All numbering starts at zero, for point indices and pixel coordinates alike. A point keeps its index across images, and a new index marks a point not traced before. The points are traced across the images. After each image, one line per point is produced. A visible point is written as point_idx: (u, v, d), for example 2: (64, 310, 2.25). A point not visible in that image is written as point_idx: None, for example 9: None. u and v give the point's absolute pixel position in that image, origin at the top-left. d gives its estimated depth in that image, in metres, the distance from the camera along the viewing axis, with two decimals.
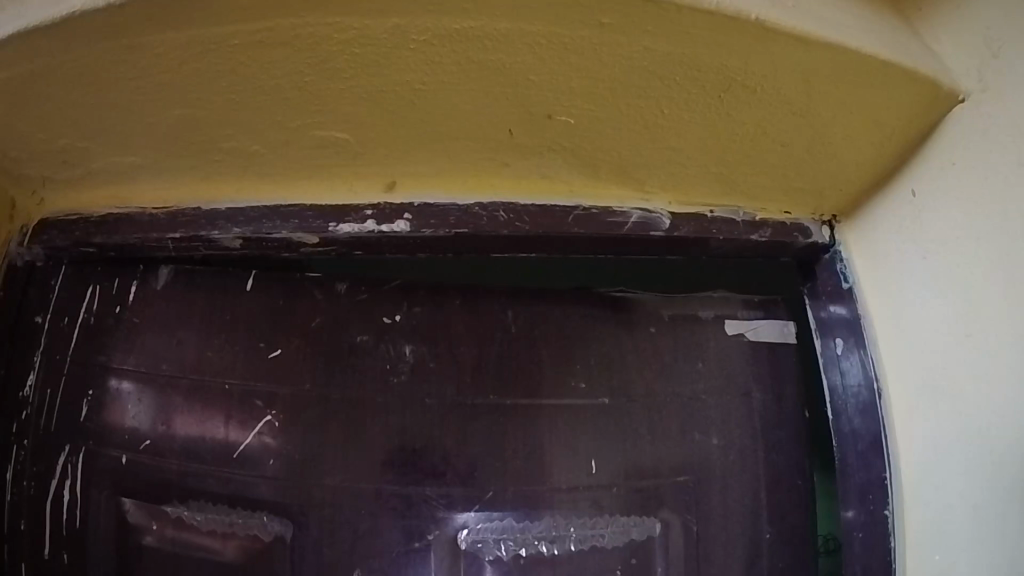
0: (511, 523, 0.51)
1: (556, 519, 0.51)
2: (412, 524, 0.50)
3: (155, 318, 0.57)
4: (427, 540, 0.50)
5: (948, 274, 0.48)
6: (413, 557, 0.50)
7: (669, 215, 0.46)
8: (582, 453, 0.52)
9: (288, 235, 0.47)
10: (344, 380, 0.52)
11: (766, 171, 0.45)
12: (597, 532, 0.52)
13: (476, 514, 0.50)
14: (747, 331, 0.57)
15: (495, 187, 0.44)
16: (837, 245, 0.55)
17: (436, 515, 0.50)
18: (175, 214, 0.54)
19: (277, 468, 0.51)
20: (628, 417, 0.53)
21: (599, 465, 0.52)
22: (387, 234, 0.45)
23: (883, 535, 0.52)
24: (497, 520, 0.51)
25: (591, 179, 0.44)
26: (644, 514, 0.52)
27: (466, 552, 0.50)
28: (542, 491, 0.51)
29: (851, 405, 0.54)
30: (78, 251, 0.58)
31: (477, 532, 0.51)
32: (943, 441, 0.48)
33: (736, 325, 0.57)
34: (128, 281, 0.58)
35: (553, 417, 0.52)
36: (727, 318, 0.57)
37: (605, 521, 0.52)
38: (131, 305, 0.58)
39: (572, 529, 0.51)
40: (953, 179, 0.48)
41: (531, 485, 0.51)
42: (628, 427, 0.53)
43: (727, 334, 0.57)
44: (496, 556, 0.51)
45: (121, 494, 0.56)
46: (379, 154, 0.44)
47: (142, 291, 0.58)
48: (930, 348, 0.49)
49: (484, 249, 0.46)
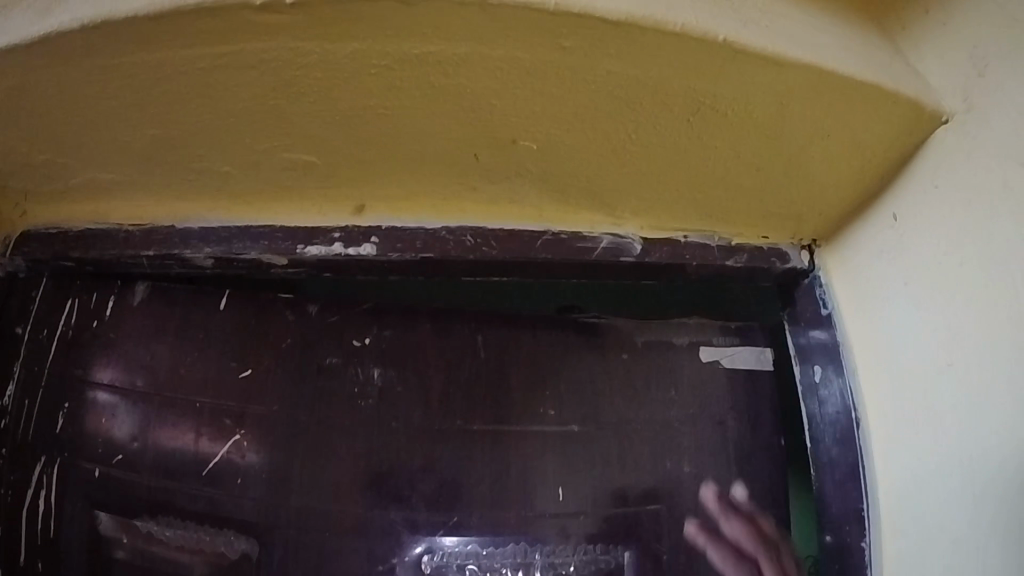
0: (477, 548, 0.51)
1: (521, 545, 0.51)
2: (374, 549, 0.50)
3: (132, 333, 0.57)
4: (390, 564, 0.50)
5: (930, 300, 0.47)
6: None
7: (641, 240, 0.44)
8: (549, 480, 0.52)
9: (258, 256, 0.46)
10: (312, 403, 0.53)
11: (740, 195, 0.45)
12: (562, 561, 0.51)
13: (442, 539, 0.51)
14: (723, 357, 0.57)
15: (463, 210, 0.43)
16: (818, 270, 0.55)
17: (400, 539, 0.50)
18: (150, 232, 0.53)
19: (244, 486, 0.52)
20: (598, 444, 0.53)
21: (566, 492, 0.52)
22: (354, 257, 0.43)
23: (860, 568, 0.51)
24: (462, 545, 0.51)
25: (561, 206, 0.43)
26: (610, 543, 0.52)
27: None
28: (507, 517, 0.51)
29: (829, 434, 0.54)
30: (57, 263, 0.58)
31: (441, 557, 0.51)
32: (923, 471, 0.47)
33: (711, 351, 0.57)
34: (106, 295, 0.59)
35: (516, 443, 0.52)
36: (701, 343, 0.57)
37: (571, 549, 0.51)
38: (109, 320, 0.58)
39: (537, 557, 0.51)
40: (937, 203, 0.47)
41: (496, 512, 0.51)
42: (596, 454, 0.53)
43: (703, 360, 0.57)
44: None
45: (96, 506, 0.56)
46: (347, 177, 0.43)
47: (119, 305, 0.58)
48: (912, 375, 0.48)
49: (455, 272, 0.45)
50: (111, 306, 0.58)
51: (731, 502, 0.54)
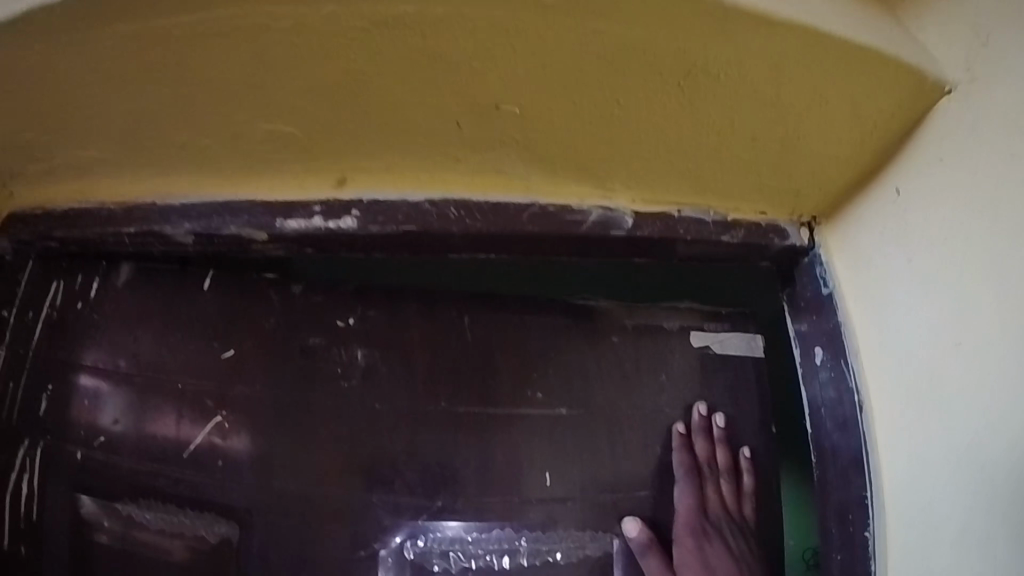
0: (461, 534, 0.51)
1: (507, 532, 0.51)
2: (357, 532, 0.50)
3: (117, 315, 0.56)
4: (373, 549, 0.49)
5: (935, 280, 0.45)
6: (359, 564, 0.49)
7: (632, 214, 0.43)
8: (536, 465, 0.52)
9: (238, 230, 0.46)
10: (295, 384, 0.52)
11: (735, 167, 0.43)
12: (548, 548, 0.51)
13: (423, 524, 0.50)
14: (714, 343, 0.56)
15: (448, 183, 0.42)
16: (817, 248, 0.54)
17: (382, 522, 0.50)
18: (131, 209, 0.51)
19: (224, 470, 0.52)
20: (586, 431, 0.53)
21: (553, 478, 0.52)
22: (334, 231, 0.43)
23: (864, 557, 0.50)
24: (445, 531, 0.50)
25: (548, 178, 0.42)
26: (598, 529, 0.53)
27: (414, 561, 0.50)
28: (491, 504, 0.51)
29: (829, 423, 0.53)
30: (43, 244, 0.56)
31: (427, 543, 0.50)
32: (928, 458, 0.45)
33: (703, 337, 0.56)
34: (91, 278, 0.57)
35: (504, 426, 0.52)
36: (693, 328, 0.56)
37: (558, 536, 0.51)
38: (94, 300, 0.57)
39: (522, 542, 0.51)
40: (942, 178, 0.45)
41: (482, 498, 0.51)
42: (585, 439, 0.53)
43: (693, 345, 0.56)
44: (444, 568, 0.51)
45: (77, 490, 0.55)
46: (327, 150, 0.42)
47: (104, 287, 0.57)
48: (917, 358, 0.46)
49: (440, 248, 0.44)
50: (95, 287, 0.57)
51: (711, 422, 0.55)
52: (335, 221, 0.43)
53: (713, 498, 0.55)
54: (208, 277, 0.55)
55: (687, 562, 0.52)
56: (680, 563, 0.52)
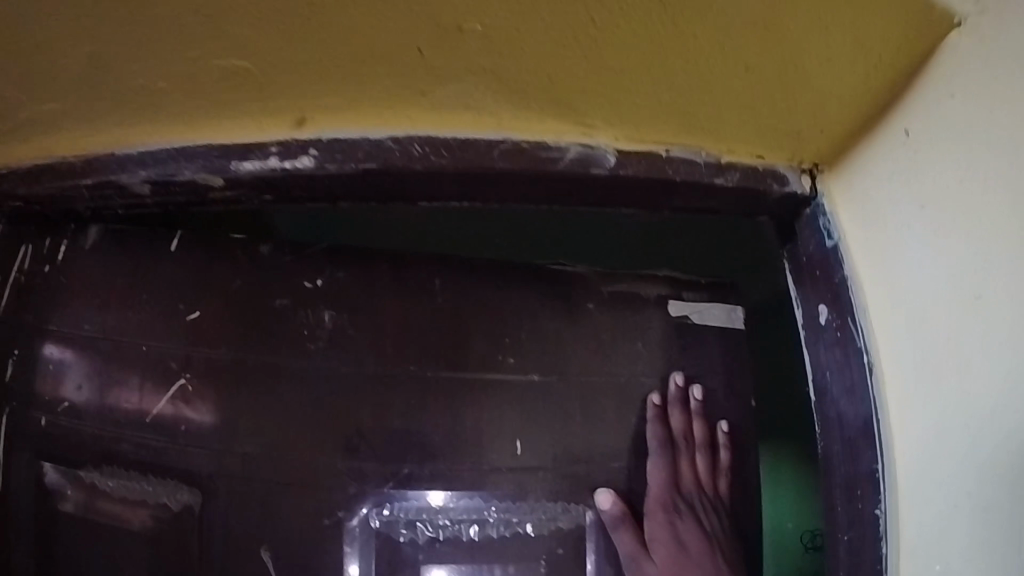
0: (428, 503, 0.52)
1: (475, 500, 0.52)
2: (322, 500, 0.51)
3: (83, 281, 0.55)
4: (337, 517, 0.51)
5: (954, 236, 0.41)
6: (326, 531, 0.51)
7: (615, 151, 0.42)
8: (507, 433, 0.53)
9: (194, 176, 0.45)
10: (259, 345, 0.53)
11: (729, 101, 0.40)
12: (519, 519, 0.53)
13: (390, 492, 0.51)
14: (692, 313, 0.59)
15: (412, 119, 0.40)
16: (820, 197, 0.50)
17: (348, 491, 0.51)
18: (88, 161, 0.48)
19: (189, 433, 0.52)
20: (558, 396, 0.55)
21: (524, 447, 0.53)
22: (292, 170, 0.42)
23: (874, 539, 0.47)
24: (411, 500, 0.52)
25: (520, 111, 0.39)
26: (570, 501, 0.55)
27: (380, 529, 0.51)
28: (460, 468, 0.52)
29: (836, 389, 0.50)
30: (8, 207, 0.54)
31: (393, 510, 0.51)
32: (946, 431, 0.41)
33: (680, 307, 0.59)
34: (60, 240, 0.56)
35: (475, 391, 0.53)
36: (671, 297, 0.59)
37: (529, 506, 0.53)
38: (61, 265, 0.56)
39: (492, 510, 0.52)
40: (957, 124, 0.40)
41: (448, 464, 0.52)
42: (555, 406, 0.55)
43: (670, 314, 0.59)
44: (411, 538, 0.52)
45: (43, 457, 0.55)
46: (285, 86, 0.39)
47: (71, 250, 0.56)
48: (935, 322, 0.42)
49: (404, 186, 0.44)
50: (63, 250, 0.56)
51: (688, 397, 0.59)
52: (291, 161, 0.42)
53: (684, 472, 0.60)
54: (178, 237, 0.55)
55: (659, 536, 0.57)
56: (653, 535, 0.57)
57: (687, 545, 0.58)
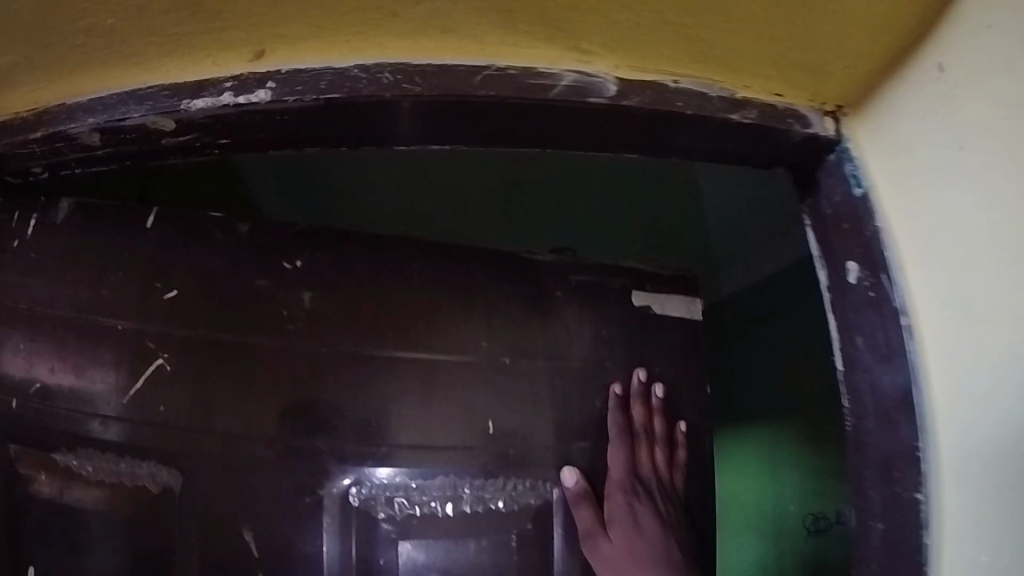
0: (405, 480, 0.51)
1: (450, 478, 0.52)
2: (299, 480, 0.50)
3: (52, 255, 0.52)
4: (319, 494, 0.50)
5: (1004, 184, 0.35)
6: (304, 509, 0.50)
7: (616, 80, 0.38)
8: (478, 409, 0.53)
9: (142, 119, 0.41)
10: (236, 325, 0.51)
11: (744, 23, 0.35)
12: (490, 495, 0.52)
13: (371, 468, 0.50)
14: (655, 303, 0.60)
15: (387, 46, 0.37)
16: (844, 142, 0.44)
17: (324, 469, 0.50)
18: (41, 114, 0.44)
19: (168, 413, 0.50)
20: (528, 380, 0.54)
21: (495, 426, 0.53)
22: (247, 105, 0.39)
23: (914, 529, 0.42)
24: (391, 477, 0.51)
25: (512, 37, 0.36)
26: (537, 479, 0.54)
27: (358, 508, 0.50)
28: (427, 450, 0.51)
29: (867, 356, 0.44)
30: None
31: (371, 488, 0.51)
32: (1001, 408, 0.36)
33: (644, 297, 0.60)
34: (28, 213, 0.53)
35: (450, 373, 0.53)
36: (634, 288, 0.60)
37: (498, 486, 0.52)
38: (29, 239, 0.53)
39: (466, 490, 0.52)
40: (1001, 51, 0.34)
41: (420, 442, 0.51)
42: (530, 388, 0.54)
43: (635, 304, 0.59)
44: (388, 514, 0.51)
45: (10, 440, 0.53)
46: (248, 19, 0.36)
47: (41, 224, 0.53)
48: (986, 282, 0.37)
49: (370, 127, 0.41)
50: (32, 225, 0.53)
51: (650, 393, 0.59)
52: (247, 96, 0.39)
53: (644, 461, 0.60)
54: (151, 214, 0.53)
55: (617, 517, 0.57)
56: (613, 517, 0.57)
57: (643, 529, 0.58)
